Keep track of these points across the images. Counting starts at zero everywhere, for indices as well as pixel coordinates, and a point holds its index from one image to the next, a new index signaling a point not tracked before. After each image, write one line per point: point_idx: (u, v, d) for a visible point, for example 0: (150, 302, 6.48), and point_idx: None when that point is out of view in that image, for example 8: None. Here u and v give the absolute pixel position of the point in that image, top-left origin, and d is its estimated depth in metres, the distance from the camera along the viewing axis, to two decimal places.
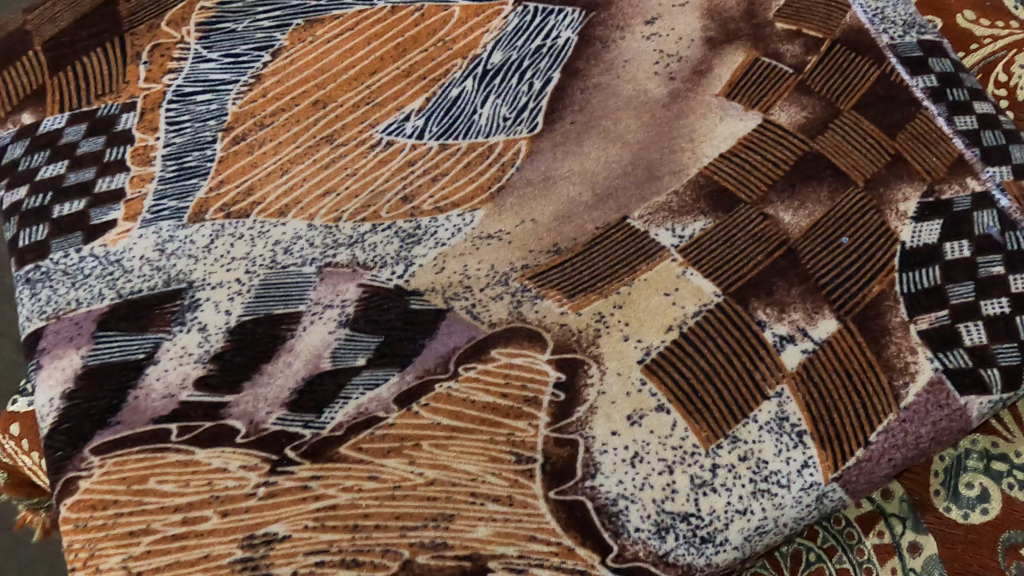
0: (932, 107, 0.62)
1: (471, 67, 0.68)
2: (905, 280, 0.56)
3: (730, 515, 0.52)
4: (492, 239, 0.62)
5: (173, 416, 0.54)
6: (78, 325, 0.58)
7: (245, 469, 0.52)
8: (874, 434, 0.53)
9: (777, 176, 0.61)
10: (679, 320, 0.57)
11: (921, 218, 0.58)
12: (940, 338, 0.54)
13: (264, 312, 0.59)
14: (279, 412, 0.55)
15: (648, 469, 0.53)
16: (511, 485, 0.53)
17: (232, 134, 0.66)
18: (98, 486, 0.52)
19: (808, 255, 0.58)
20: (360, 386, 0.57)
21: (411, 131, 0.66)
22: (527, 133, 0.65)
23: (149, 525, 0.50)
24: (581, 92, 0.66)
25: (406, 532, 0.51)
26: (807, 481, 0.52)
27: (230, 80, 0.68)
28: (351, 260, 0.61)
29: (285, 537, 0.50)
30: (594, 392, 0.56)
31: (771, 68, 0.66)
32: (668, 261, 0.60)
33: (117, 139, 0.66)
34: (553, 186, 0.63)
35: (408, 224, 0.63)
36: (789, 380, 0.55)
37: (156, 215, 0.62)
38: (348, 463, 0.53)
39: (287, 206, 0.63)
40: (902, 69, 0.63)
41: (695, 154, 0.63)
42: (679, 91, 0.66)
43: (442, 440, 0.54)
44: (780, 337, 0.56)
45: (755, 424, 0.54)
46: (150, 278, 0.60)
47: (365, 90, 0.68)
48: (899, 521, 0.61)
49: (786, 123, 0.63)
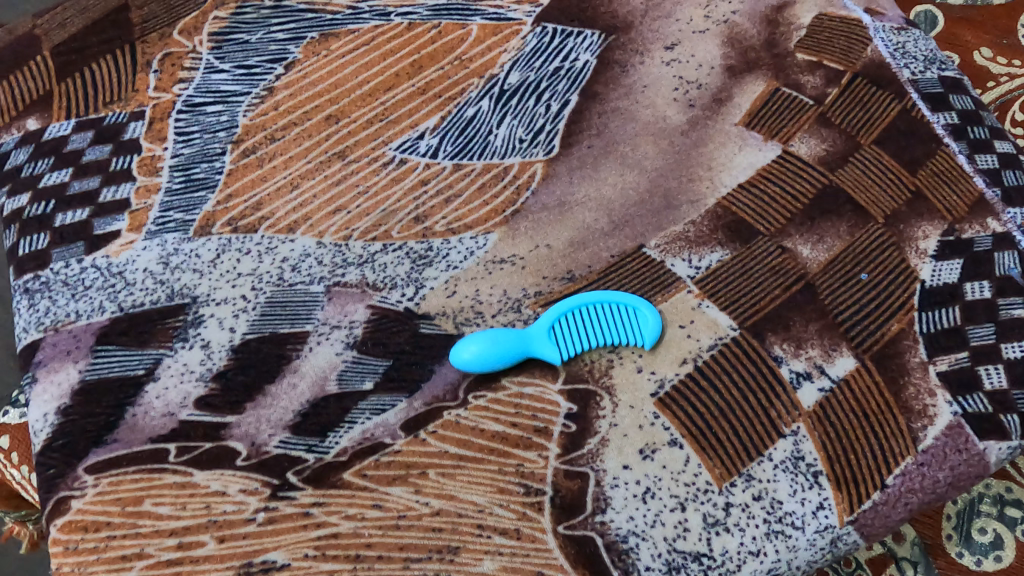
0: (952, 144, 0.61)
1: (488, 86, 0.67)
2: (924, 319, 0.55)
3: (742, 556, 0.50)
4: (505, 264, 0.60)
5: (172, 436, 0.52)
6: (77, 338, 0.56)
7: (245, 493, 0.50)
8: (891, 477, 0.51)
9: (795, 210, 0.60)
10: (693, 353, 0.56)
11: (941, 256, 0.57)
12: (959, 381, 0.53)
13: (268, 331, 0.57)
14: (282, 435, 0.53)
15: (660, 505, 0.51)
16: (520, 517, 0.51)
17: (243, 146, 0.64)
18: (91, 507, 0.49)
19: (827, 290, 0.57)
20: (365, 411, 0.54)
21: (425, 150, 0.64)
22: (543, 156, 0.64)
23: (142, 549, 0.48)
24: (599, 116, 0.65)
25: (409, 564, 0.48)
26: (822, 523, 0.51)
27: (242, 91, 0.67)
28: (360, 280, 0.59)
29: (285, 565, 0.48)
30: (606, 424, 0.54)
31: (792, 98, 0.65)
32: (684, 292, 0.58)
33: (124, 148, 0.64)
34: (568, 210, 0.62)
35: (420, 245, 0.61)
36: (805, 418, 0.53)
37: (161, 227, 0.61)
38: (352, 490, 0.51)
39: (297, 222, 0.61)
40: (923, 105, 0.63)
41: (713, 182, 0.62)
42: (698, 118, 0.65)
43: (449, 470, 0.52)
44: (796, 374, 0.55)
45: (770, 463, 0.52)
46: (153, 292, 0.58)
47: (378, 107, 0.66)
48: (911, 566, 0.60)
49: (806, 155, 0.62)
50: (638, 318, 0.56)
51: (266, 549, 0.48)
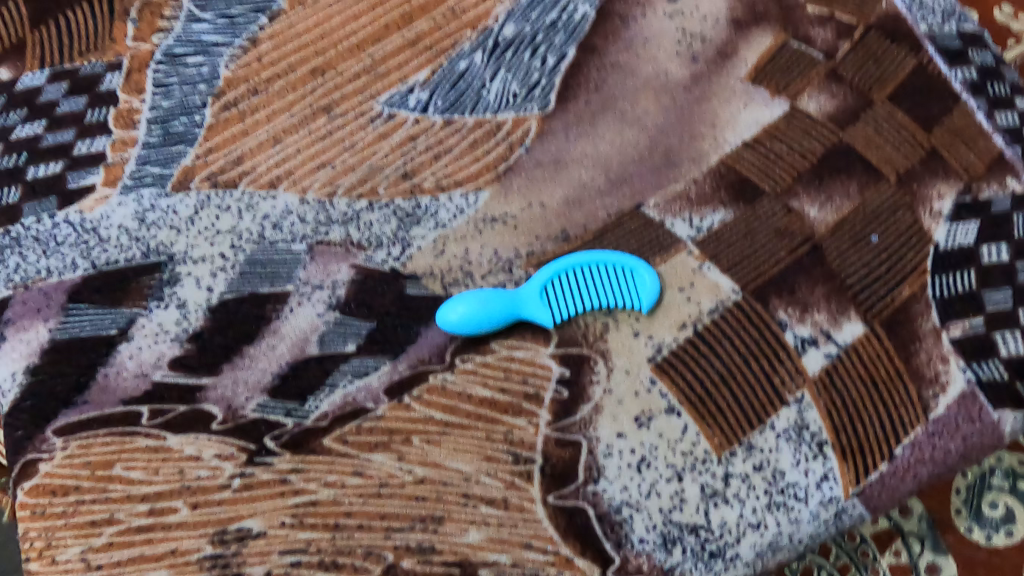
0: (971, 100, 0.58)
1: (481, 39, 0.64)
2: (938, 284, 0.52)
3: (741, 529, 0.48)
4: (497, 223, 0.57)
5: (146, 398, 0.50)
6: (47, 295, 0.53)
7: (220, 458, 0.48)
8: (899, 448, 0.49)
9: (804, 168, 0.57)
10: (694, 317, 0.53)
11: (956, 218, 0.54)
12: (974, 347, 0.50)
13: (248, 291, 0.54)
14: (260, 399, 0.51)
15: (655, 475, 0.49)
16: (508, 487, 0.48)
17: (224, 99, 0.61)
18: (59, 470, 0.47)
19: (836, 252, 0.54)
20: (347, 374, 0.52)
21: (414, 104, 0.61)
22: (537, 111, 0.61)
23: (112, 514, 0.46)
24: (597, 70, 0.62)
25: (391, 534, 0.47)
26: (825, 496, 0.48)
27: (223, 43, 0.63)
28: (344, 239, 0.56)
29: (260, 533, 0.46)
30: (600, 390, 0.51)
31: (801, 52, 0.62)
32: (684, 254, 0.55)
33: (100, 100, 0.61)
34: (563, 168, 0.59)
35: (408, 203, 0.58)
36: (810, 386, 0.51)
37: (138, 181, 0.58)
38: (332, 457, 0.49)
39: (279, 178, 0.58)
40: (940, 59, 0.60)
41: (716, 140, 0.59)
42: (701, 73, 0.62)
43: (434, 437, 0.49)
44: (802, 340, 0.52)
45: (773, 432, 0.50)
46: (128, 249, 0.55)
47: (366, 60, 0.63)
48: (917, 541, 0.55)
49: (815, 112, 0.59)
50: (634, 279, 0.54)
51: (242, 516, 0.47)
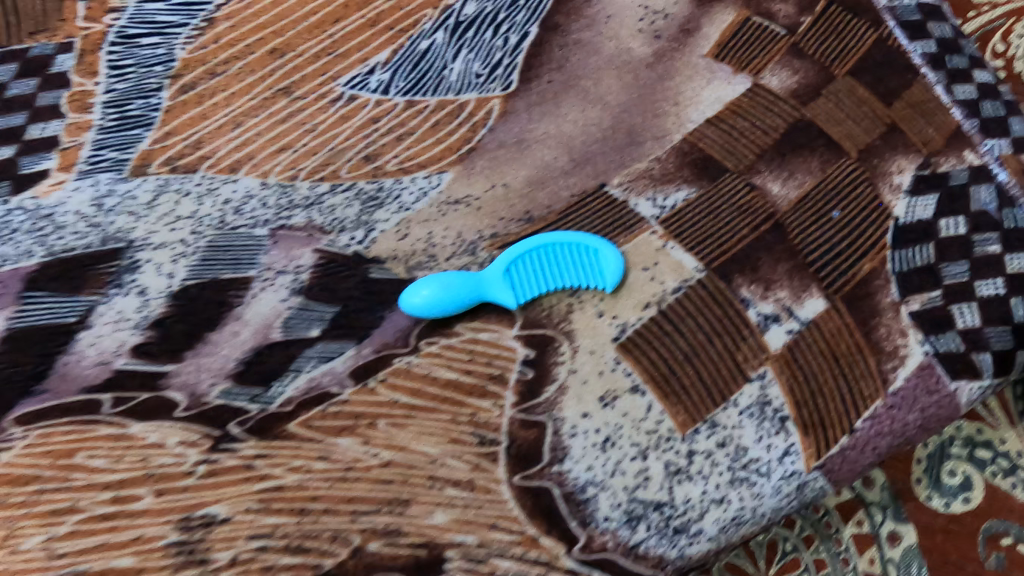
0: (930, 74, 0.58)
1: (443, 18, 0.63)
2: (897, 258, 0.53)
3: (705, 505, 0.48)
4: (460, 205, 0.57)
5: (107, 386, 0.49)
6: (3, 283, 0.52)
7: (184, 445, 0.48)
8: (860, 421, 0.49)
9: (766, 145, 0.57)
10: (657, 297, 0.54)
11: (916, 192, 0.54)
12: (932, 321, 0.51)
13: (209, 277, 0.54)
14: (223, 385, 0.50)
15: (620, 454, 0.49)
16: (473, 468, 0.48)
17: (181, 82, 0.60)
18: (19, 460, 0.45)
19: (796, 229, 0.54)
20: (312, 359, 0.52)
21: (376, 85, 0.61)
22: (500, 91, 0.60)
23: (75, 503, 0.44)
24: (559, 48, 0.62)
25: (358, 517, 0.46)
26: (788, 470, 0.49)
27: (179, 23, 0.62)
28: (307, 223, 0.56)
29: (227, 520, 0.45)
30: (565, 371, 0.52)
31: (763, 28, 0.62)
32: (647, 233, 0.56)
33: (52, 83, 0.60)
34: (527, 147, 0.58)
35: (371, 185, 0.57)
36: (772, 362, 0.51)
37: (93, 166, 0.57)
38: (297, 442, 0.48)
39: (239, 161, 0.58)
40: (900, 33, 0.60)
41: (679, 118, 0.59)
42: (664, 50, 0.61)
43: (400, 420, 0.50)
44: (764, 317, 0.52)
45: (735, 409, 0.50)
46: (85, 235, 0.55)
47: (326, 40, 0.62)
48: (880, 510, 0.56)
49: (777, 88, 0.59)
50: (598, 260, 0.54)
51: (207, 503, 0.46)
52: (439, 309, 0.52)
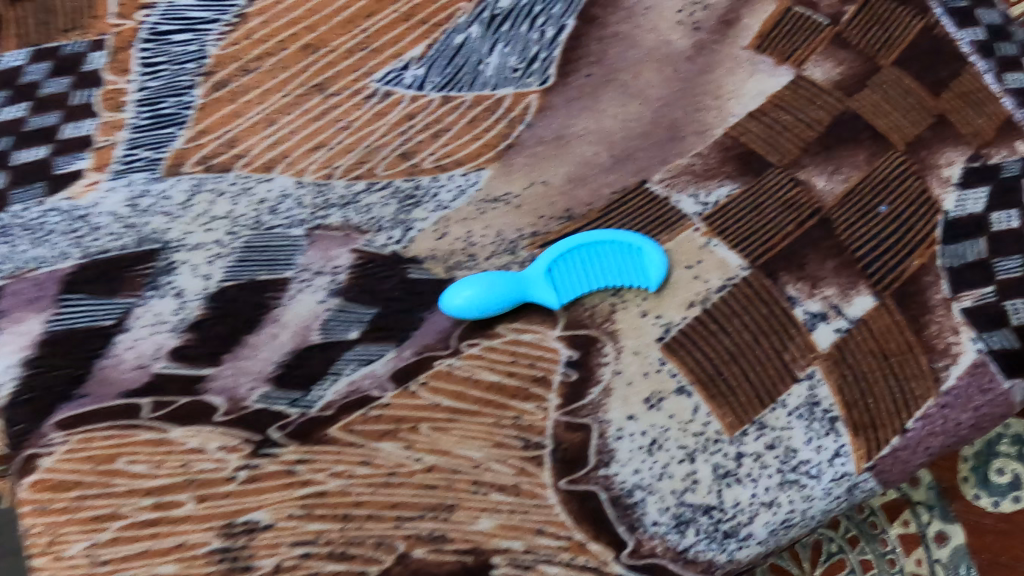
0: (978, 62, 0.57)
1: (478, 11, 0.61)
2: (949, 254, 0.51)
3: (755, 509, 0.47)
4: (499, 203, 0.56)
5: (146, 390, 0.49)
6: (40, 286, 0.52)
7: (225, 450, 0.47)
8: (912, 421, 0.48)
9: (810, 138, 0.56)
10: (701, 296, 0.52)
11: (967, 185, 0.53)
12: (985, 316, 0.50)
13: (246, 278, 0.53)
14: (262, 389, 0.50)
15: (667, 457, 0.48)
16: (518, 473, 0.48)
17: (214, 79, 0.59)
18: (60, 465, 0.46)
19: (843, 224, 0.53)
20: (351, 362, 0.51)
21: (411, 81, 0.59)
22: (537, 86, 0.59)
23: (116, 509, 0.45)
24: (598, 41, 0.60)
25: (401, 523, 0.46)
26: (839, 472, 0.48)
27: (211, 19, 0.61)
28: (344, 223, 0.55)
29: (269, 526, 0.45)
30: (608, 372, 0.51)
31: (805, 18, 0.60)
32: (690, 231, 0.54)
33: (85, 81, 0.59)
34: (566, 144, 0.57)
35: (408, 183, 0.56)
36: (821, 361, 0.50)
37: (127, 166, 0.56)
38: (339, 446, 0.48)
39: (274, 160, 0.57)
40: (947, 21, 0.58)
41: (721, 112, 0.58)
42: (704, 42, 0.60)
43: (443, 424, 0.49)
44: (812, 315, 0.51)
45: (784, 410, 0.49)
46: (121, 237, 0.54)
47: (360, 35, 0.61)
48: (926, 509, 0.55)
49: (821, 81, 0.58)
50: (641, 258, 0.53)
51: (249, 509, 0.45)
52: (477, 311, 0.51)
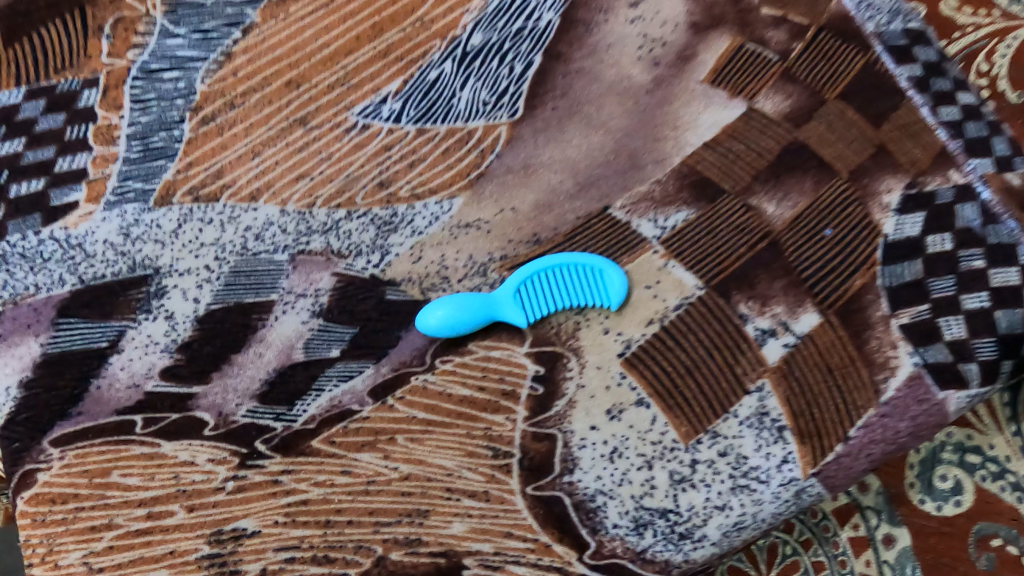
0: (915, 97, 0.59)
1: (450, 49, 0.63)
2: (888, 274, 0.55)
3: (708, 512, 0.52)
4: (471, 228, 0.60)
5: (139, 408, 0.53)
6: (37, 311, 0.55)
7: (213, 462, 0.52)
8: (853, 429, 0.52)
9: (760, 167, 0.60)
10: (660, 314, 0.56)
11: (905, 210, 0.56)
12: (921, 332, 0.53)
13: (233, 301, 0.57)
14: (249, 404, 0.54)
15: (627, 465, 0.53)
16: (488, 480, 0.52)
17: (201, 115, 0.61)
18: (57, 479, 0.50)
19: (792, 247, 0.57)
20: (332, 378, 0.55)
21: (388, 115, 0.62)
22: (507, 118, 0.62)
23: (111, 519, 0.50)
24: (563, 76, 0.63)
25: (380, 529, 0.51)
26: (786, 477, 0.52)
27: (199, 57, 0.62)
28: (325, 248, 0.59)
29: (255, 532, 0.50)
30: (573, 386, 0.55)
31: (756, 55, 0.63)
32: (649, 253, 0.59)
33: (79, 117, 0.59)
34: (533, 172, 0.61)
35: (385, 211, 0.60)
36: (769, 374, 0.54)
37: (120, 197, 0.58)
38: (321, 457, 0.52)
39: (259, 190, 0.60)
40: (888, 58, 0.61)
41: (678, 142, 0.62)
42: (663, 77, 0.63)
43: (418, 435, 0.53)
44: (762, 331, 0.55)
45: (735, 420, 0.53)
46: (114, 263, 0.57)
47: (340, 71, 0.62)
48: (874, 514, 0.59)
49: (771, 112, 0.62)
50: (603, 279, 0.56)
51: (236, 517, 0.50)
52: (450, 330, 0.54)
